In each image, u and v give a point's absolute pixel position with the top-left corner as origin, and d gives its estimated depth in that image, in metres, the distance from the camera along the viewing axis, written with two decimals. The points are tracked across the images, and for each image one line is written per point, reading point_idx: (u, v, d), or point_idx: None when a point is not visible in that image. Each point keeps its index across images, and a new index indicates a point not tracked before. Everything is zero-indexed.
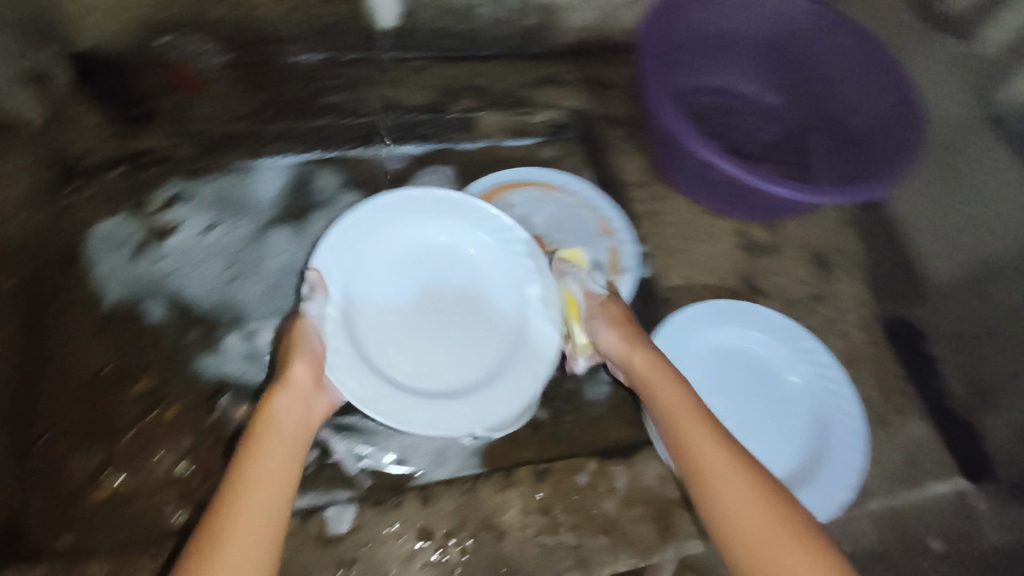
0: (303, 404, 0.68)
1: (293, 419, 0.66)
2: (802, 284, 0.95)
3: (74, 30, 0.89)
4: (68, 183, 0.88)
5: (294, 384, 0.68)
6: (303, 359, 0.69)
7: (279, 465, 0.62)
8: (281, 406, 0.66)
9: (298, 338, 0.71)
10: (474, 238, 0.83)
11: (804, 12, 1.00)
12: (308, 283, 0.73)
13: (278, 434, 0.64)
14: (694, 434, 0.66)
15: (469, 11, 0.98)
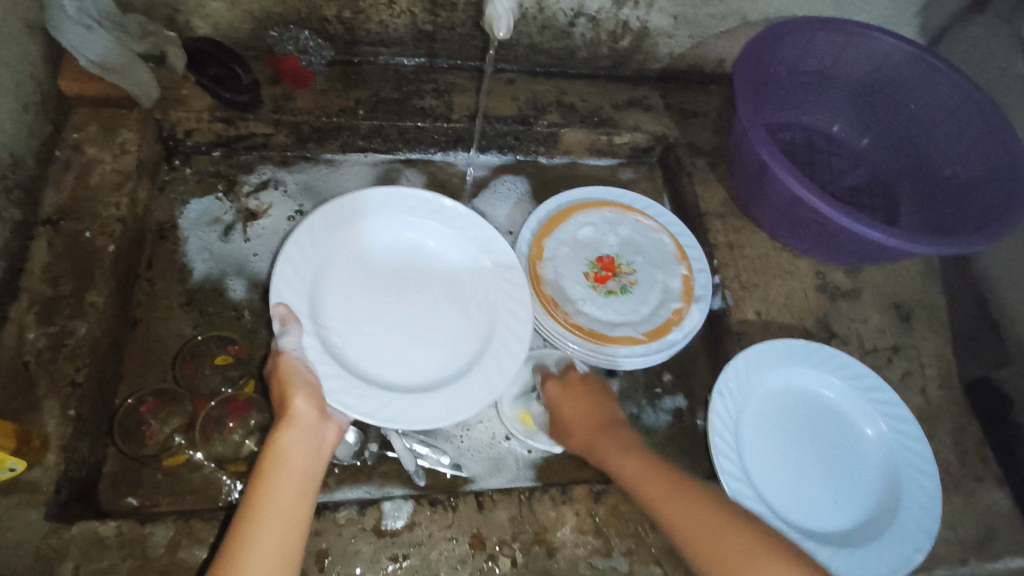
0: (311, 436, 0.65)
1: (304, 455, 0.64)
2: (882, 333, 0.92)
3: (195, 17, 0.94)
4: (172, 163, 0.98)
5: (300, 419, 0.65)
6: (301, 391, 0.67)
7: (290, 503, 0.60)
8: (288, 447, 0.63)
9: (291, 374, 0.68)
10: (444, 236, 0.88)
11: (906, 58, 0.98)
12: (276, 320, 0.71)
13: (287, 473, 0.62)
14: (679, 506, 0.61)
15: (567, 28, 1.00)
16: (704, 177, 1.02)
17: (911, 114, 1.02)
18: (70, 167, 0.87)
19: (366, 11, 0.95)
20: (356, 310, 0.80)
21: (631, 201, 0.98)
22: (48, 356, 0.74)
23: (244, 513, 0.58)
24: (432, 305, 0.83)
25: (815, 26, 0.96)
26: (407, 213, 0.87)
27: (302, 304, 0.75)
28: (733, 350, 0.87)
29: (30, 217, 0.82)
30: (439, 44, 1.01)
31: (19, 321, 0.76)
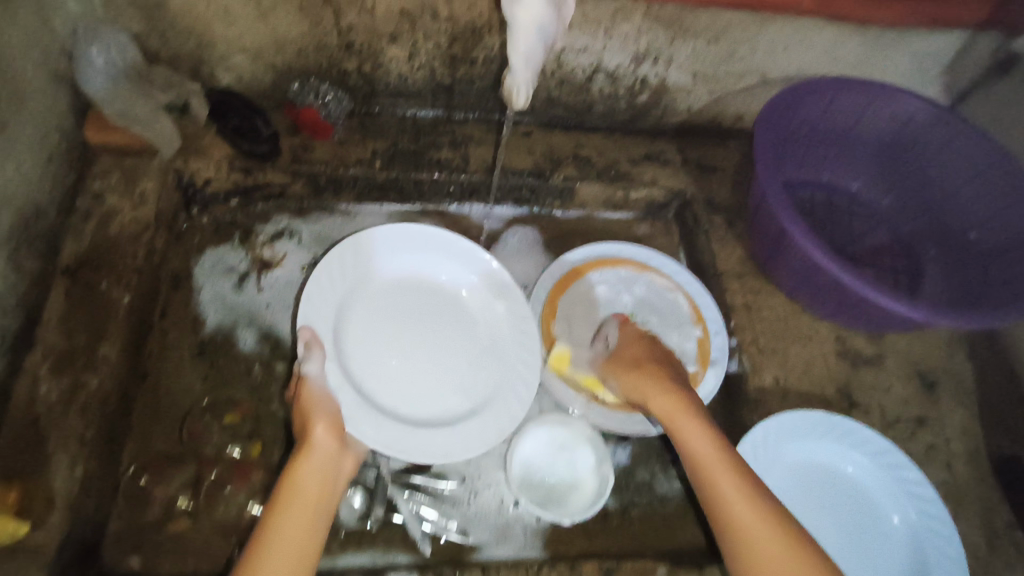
0: (330, 464, 0.68)
1: (323, 481, 0.66)
2: (905, 404, 0.88)
3: (217, 69, 0.95)
4: (190, 211, 0.98)
5: (321, 448, 0.68)
6: (321, 420, 0.70)
7: (303, 525, 0.61)
8: (307, 471, 0.66)
9: (315, 402, 0.73)
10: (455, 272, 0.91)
11: (929, 120, 0.97)
12: (302, 345, 0.76)
13: (304, 495, 0.64)
14: (735, 503, 0.62)
15: (585, 83, 0.99)
16: (721, 235, 1.00)
17: (934, 175, 1.00)
18: (91, 217, 0.87)
19: (386, 65, 0.96)
20: (375, 341, 0.85)
21: (647, 259, 0.97)
22: (59, 411, 0.74)
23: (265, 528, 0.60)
24: (449, 340, 0.88)
25: (836, 86, 0.95)
26: (433, 253, 0.91)
27: (325, 332, 0.80)
28: (750, 418, 0.85)
29: (49, 268, 0.82)
30: (457, 97, 1.02)
31: (32, 374, 0.76)
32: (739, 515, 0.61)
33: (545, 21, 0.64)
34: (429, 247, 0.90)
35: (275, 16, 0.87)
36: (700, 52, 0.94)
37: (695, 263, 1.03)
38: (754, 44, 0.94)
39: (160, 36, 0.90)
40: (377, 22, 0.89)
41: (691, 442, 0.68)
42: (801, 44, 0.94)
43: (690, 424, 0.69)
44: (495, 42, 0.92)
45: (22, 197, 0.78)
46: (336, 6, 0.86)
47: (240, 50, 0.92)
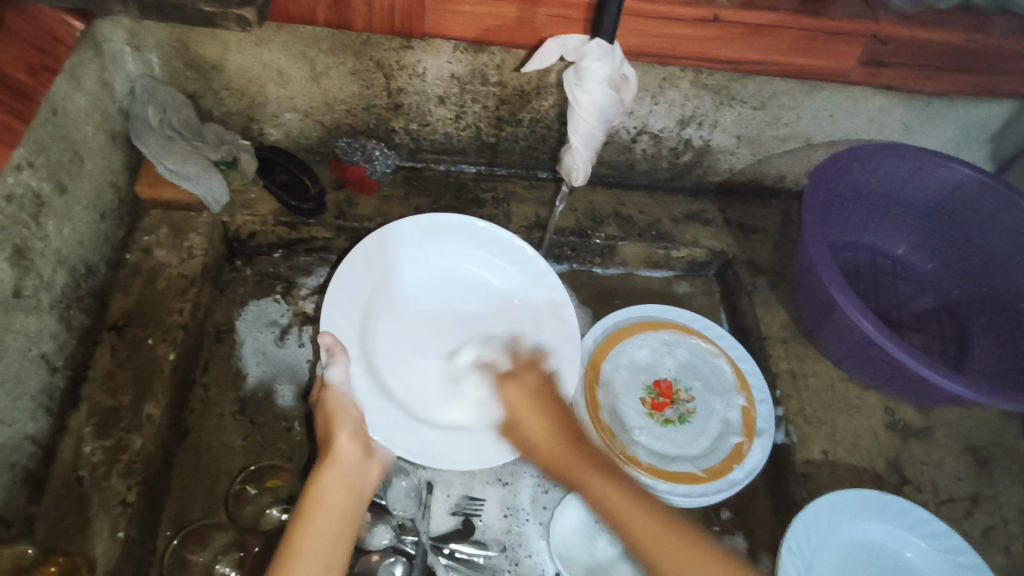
0: (354, 474, 0.65)
1: (342, 495, 0.63)
2: (958, 481, 0.86)
3: (267, 127, 0.97)
4: (234, 263, 0.99)
5: (342, 459, 0.66)
6: (345, 430, 0.68)
7: (325, 538, 0.59)
8: (330, 481, 0.63)
9: (339, 411, 0.70)
10: (483, 260, 0.91)
11: (976, 187, 0.95)
12: (325, 348, 0.72)
13: (325, 509, 0.61)
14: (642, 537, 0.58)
15: (629, 143, 1.00)
16: (765, 297, 1.00)
17: (979, 242, 0.98)
18: (139, 272, 0.88)
19: (432, 124, 0.97)
20: (400, 337, 0.84)
21: (689, 321, 0.96)
22: (102, 472, 0.73)
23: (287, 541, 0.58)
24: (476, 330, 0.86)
25: (882, 152, 0.95)
26: (453, 243, 0.90)
27: (349, 331, 0.78)
28: (798, 493, 0.83)
29: (97, 323, 0.83)
30: (501, 154, 1.03)
31: (77, 433, 0.76)
32: (640, 532, 0.59)
33: (605, 103, 0.72)
34: (449, 235, 0.90)
35: (327, 79, 0.89)
36: (744, 117, 0.96)
37: (737, 325, 1.02)
38: (801, 110, 0.95)
39: (215, 95, 0.92)
40: (427, 85, 0.90)
41: (587, 482, 0.63)
42: (848, 110, 0.96)
43: (585, 463, 0.65)
44: (542, 105, 0.93)
45: (76, 255, 0.79)
46: (387, 70, 0.88)
47: (291, 109, 0.94)
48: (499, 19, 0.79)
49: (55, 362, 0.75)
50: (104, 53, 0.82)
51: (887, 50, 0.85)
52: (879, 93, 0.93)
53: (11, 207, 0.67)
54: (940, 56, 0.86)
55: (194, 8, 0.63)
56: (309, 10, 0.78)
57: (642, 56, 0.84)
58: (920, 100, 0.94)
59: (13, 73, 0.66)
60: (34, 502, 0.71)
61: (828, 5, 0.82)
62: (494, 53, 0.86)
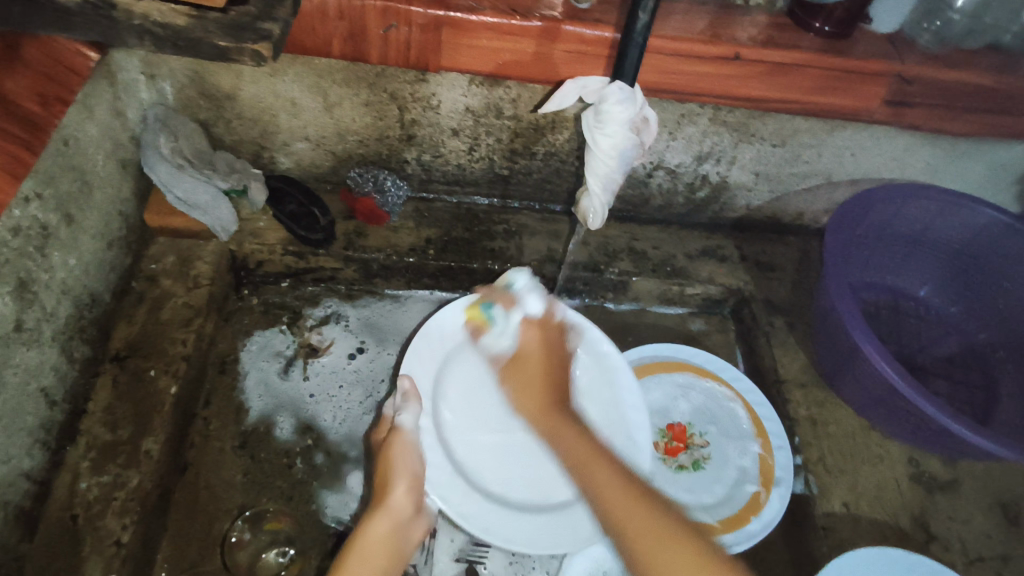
0: (401, 529, 0.66)
1: (387, 548, 0.63)
2: (987, 539, 0.82)
3: (278, 156, 0.96)
4: (241, 292, 0.98)
5: (392, 509, 0.66)
6: (404, 481, 0.69)
7: None
8: (378, 532, 0.64)
9: (399, 461, 0.70)
10: (564, 343, 0.88)
11: (1003, 230, 0.92)
12: (401, 393, 0.77)
13: (366, 561, 0.62)
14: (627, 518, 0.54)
15: (644, 178, 0.98)
16: (782, 339, 0.97)
17: (1006, 287, 0.94)
18: (143, 301, 0.87)
19: (445, 156, 0.96)
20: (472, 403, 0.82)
21: (705, 361, 0.93)
22: (97, 510, 0.71)
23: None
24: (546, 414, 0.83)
25: (903, 193, 0.92)
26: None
27: (426, 386, 0.80)
28: (818, 548, 0.79)
29: (99, 353, 0.81)
30: (514, 187, 1.01)
31: (74, 468, 0.74)
32: (633, 526, 0.53)
33: (626, 146, 0.70)
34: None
35: (340, 110, 0.88)
36: (764, 155, 0.94)
37: (753, 366, 0.99)
38: (821, 148, 0.93)
39: (226, 124, 0.91)
40: (441, 117, 0.89)
41: (599, 473, 0.58)
42: (870, 149, 0.94)
43: (599, 457, 0.59)
44: (557, 139, 0.92)
45: (81, 285, 0.77)
46: (401, 102, 0.87)
47: (303, 138, 0.93)
48: (516, 54, 0.78)
49: (55, 396, 0.73)
50: (118, 82, 0.82)
51: (912, 90, 0.83)
52: (902, 133, 0.91)
53: (17, 240, 0.66)
54: (968, 97, 0.84)
55: (209, 43, 0.62)
56: (325, 42, 0.77)
57: (660, 93, 0.83)
58: (945, 139, 0.92)
59: (26, 104, 0.65)
60: (25, 540, 0.69)
61: (851, 45, 0.81)
62: (510, 88, 0.84)
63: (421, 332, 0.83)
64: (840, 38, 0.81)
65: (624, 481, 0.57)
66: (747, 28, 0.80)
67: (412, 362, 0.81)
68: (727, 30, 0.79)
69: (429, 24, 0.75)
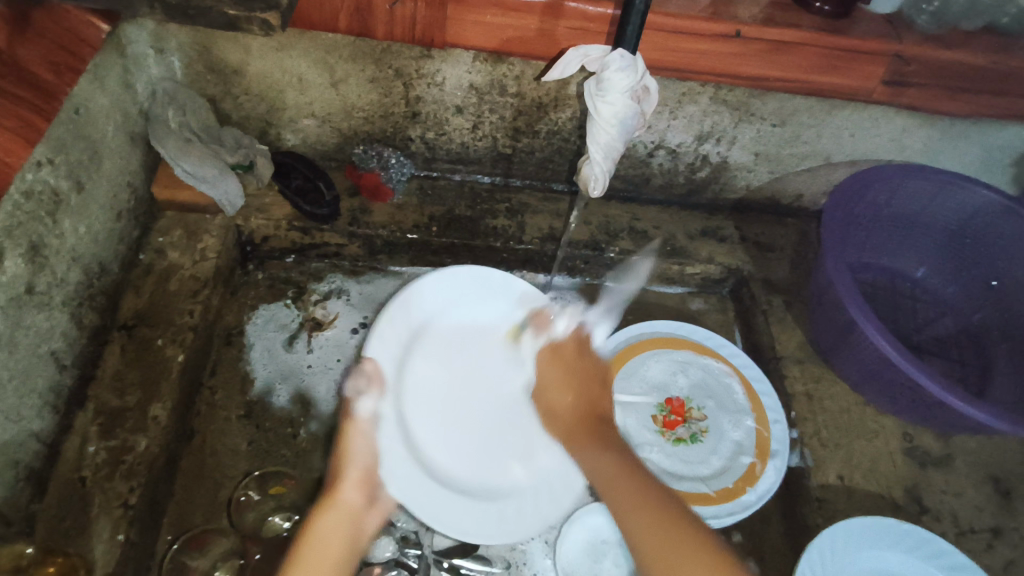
0: (353, 523, 0.61)
1: (340, 546, 0.58)
2: (979, 512, 0.83)
3: (284, 133, 0.98)
4: (247, 267, 1.00)
5: (345, 504, 0.61)
6: (357, 471, 0.64)
7: None
8: (329, 523, 0.59)
9: (353, 447, 0.65)
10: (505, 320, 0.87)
11: (1001, 211, 0.93)
12: (365, 375, 0.74)
13: (314, 561, 0.56)
14: (620, 493, 0.59)
15: (645, 158, 0.99)
16: (780, 317, 0.98)
17: (1003, 269, 0.95)
18: (151, 273, 0.88)
19: (449, 134, 0.97)
20: (428, 390, 0.81)
21: (703, 338, 0.95)
22: (105, 473, 0.73)
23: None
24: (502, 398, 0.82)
25: (902, 173, 0.93)
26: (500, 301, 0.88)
27: (389, 372, 0.78)
28: (812, 518, 0.81)
29: (108, 322, 0.83)
30: (516, 165, 1.02)
31: (83, 433, 0.75)
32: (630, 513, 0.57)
33: (626, 114, 0.72)
34: (497, 291, 0.88)
35: (346, 86, 0.89)
36: (763, 135, 0.95)
37: (752, 344, 1.00)
38: (821, 129, 0.94)
39: (234, 99, 0.92)
40: (445, 94, 0.90)
41: (591, 462, 0.64)
42: (868, 130, 0.95)
43: (632, 472, 0.60)
44: (560, 117, 0.93)
45: (91, 254, 0.79)
46: (406, 79, 0.88)
47: (309, 115, 0.94)
48: (521, 31, 0.79)
49: (64, 360, 0.75)
50: (128, 55, 0.83)
51: (910, 70, 0.84)
52: (900, 114, 0.92)
53: (29, 204, 0.67)
54: (965, 78, 0.85)
55: (219, 12, 0.63)
56: (331, 17, 0.78)
57: (661, 71, 0.84)
58: (942, 120, 0.93)
59: (37, 72, 0.66)
60: (35, 500, 0.70)
61: (851, 25, 0.82)
62: (513, 65, 0.86)
63: (384, 315, 0.80)
64: (840, 18, 0.82)
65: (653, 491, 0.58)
66: (748, 6, 0.81)
67: (375, 345, 0.78)
68: (729, 8, 0.80)
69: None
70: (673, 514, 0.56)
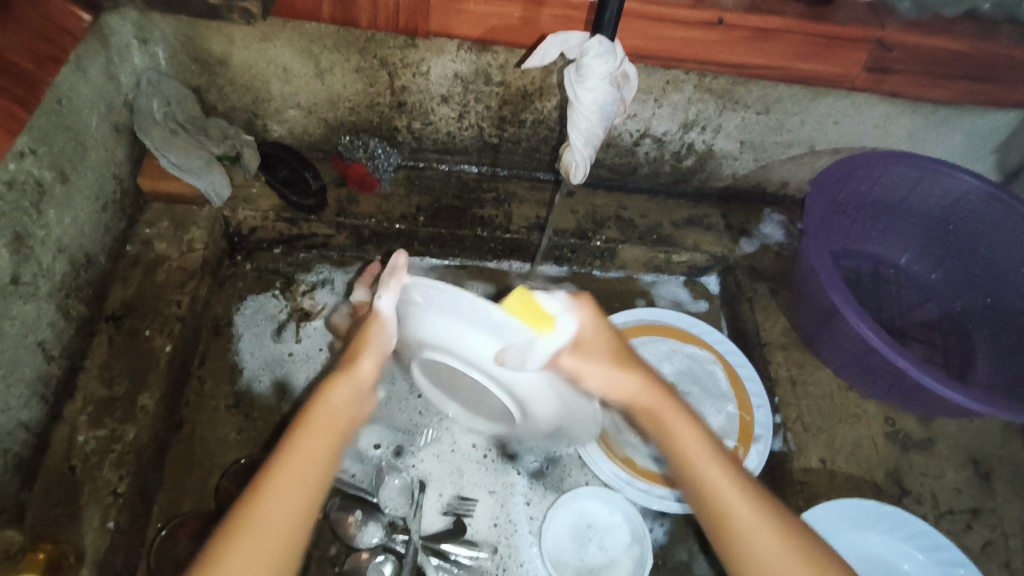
0: (359, 402, 0.58)
1: (346, 419, 0.57)
2: (958, 493, 0.84)
3: (270, 124, 0.98)
4: (234, 258, 1.00)
5: (354, 381, 0.58)
6: (370, 357, 0.58)
7: (311, 464, 0.54)
8: (335, 402, 0.57)
9: (368, 339, 0.58)
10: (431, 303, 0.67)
11: (982, 198, 0.93)
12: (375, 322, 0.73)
13: (319, 435, 0.55)
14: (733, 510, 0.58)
15: (631, 146, 0.99)
16: (765, 304, 1.00)
17: (985, 257, 0.96)
18: (138, 264, 0.88)
19: (436, 123, 0.97)
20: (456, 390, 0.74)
21: (688, 325, 0.96)
22: (94, 461, 0.73)
23: (266, 477, 0.53)
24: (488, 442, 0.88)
25: (886, 161, 0.94)
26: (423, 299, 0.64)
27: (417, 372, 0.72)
28: (794, 501, 0.82)
29: (95, 313, 0.83)
30: (503, 155, 1.03)
31: (72, 422, 0.76)
32: (725, 492, 0.58)
33: (605, 100, 0.72)
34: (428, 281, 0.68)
35: (331, 76, 0.89)
36: (748, 122, 0.96)
37: (737, 332, 1.01)
38: (804, 117, 0.95)
39: (220, 90, 0.92)
40: (430, 84, 0.91)
41: (677, 436, 0.61)
42: (852, 118, 0.95)
43: (678, 418, 0.62)
44: (545, 106, 0.94)
45: (77, 245, 0.79)
46: (391, 69, 0.88)
47: (295, 105, 0.94)
48: (504, 19, 0.80)
49: (51, 351, 0.75)
50: (111, 46, 0.83)
51: (892, 56, 0.84)
52: (884, 101, 0.93)
53: (12, 194, 0.67)
54: (947, 64, 0.86)
55: None
56: (315, 7, 0.79)
57: (645, 59, 0.84)
58: (925, 107, 0.94)
59: (19, 61, 0.66)
60: (24, 490, 0.70)
61: (833, 11, 0.82)
62: (498, 53, 0.86)
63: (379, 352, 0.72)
64: (821, 6, 0.82)
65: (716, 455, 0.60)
66: None
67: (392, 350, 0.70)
68: None
69: None
70: (786, 528, 0.57)
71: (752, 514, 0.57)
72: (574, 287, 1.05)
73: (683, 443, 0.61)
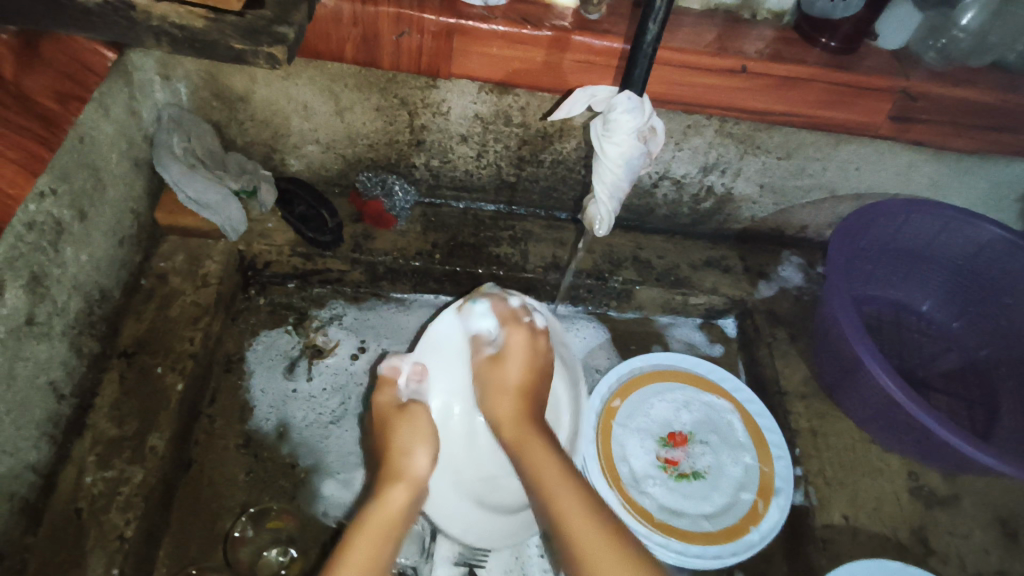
0: (415, 494, 0.69)
1: (403, 512, 0.67)
2: (986, 555, 0.82)
3: (287, 159, 0.98)
4: (248, 292, 0.99)
5: (413, 475, 0.70)
6: (421, 449, 0.72)
7: (379, 546, 0.62)
8: (395, 498, 0.67)
9: (420, 428, 0.74)
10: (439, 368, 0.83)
11: (1007, 248, 0.92)
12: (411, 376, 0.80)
13: (384, 519, 0.65)
14: (556, 480, 0.64)
15: (649, 188, 0.99)
16: (784, 350, 0.98)
17: (1007, 308, 0.94)
18: (152, 298, 0.88)
19: (453, 161, 0.97)
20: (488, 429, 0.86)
21: (706, 371, 0.94)
22: (101, 504, 0.72)
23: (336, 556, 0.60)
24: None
25: (908, 208, 0.93)
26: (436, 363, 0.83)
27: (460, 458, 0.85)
28: (817, 559, 0.80)
29: (107, 349, 0.82)
30: (520, 193, 1.02)
31: (79, 463, 0.74)
32: (556, 476, 0.65)
33: (632, 154, 0.72)
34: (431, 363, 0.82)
35: (351, 114, 0.89)
36: (768, 167, 0.95)
37: (756, 377, 1.00)
38: (826, 162, 0.94)
39: (239, 125, 0.92)
40: (450, 123, 0.90)
41: (528, 446, 0.69)
42: (874, 165, 0.94)
43: (534, 433, 0.71)
44: (564, 147, 0.93)
45: (92, 281, 0.78)
46: (411, 108, 0.88)
47: (313, 141, 0.94)
48: (527, 63, 0.79)
49: (62, 390, 0.74)
50: (134, 82, 0.83)
51: (917, 106, 0.83)
52: (907, 149, 0.92)
53: (31, 235, 0.67)
54: (972, 114, 0.85)
55: (226, 45, 0.62)
56: (338, 47, 0.77)
57: (668, 104, 0.83)
58: (949, 156, 0.93)
59: (43, 101, 0.66)
60: (29, 532, 0.69)
61: (857, 60, 0.82)
62: (519, 96, 0.85)
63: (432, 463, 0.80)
64: (846, 54, 0.82)
65: (554, 450, 0.68)
66: (754, 42, 0.81)
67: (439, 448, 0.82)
68: (734, 43, 0.80)
69: (441, 32, 0.75)
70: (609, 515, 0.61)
71: (574, 490, 0.63)
72: (598, 324, 1.05)
73: (529, 445, 0.69)
